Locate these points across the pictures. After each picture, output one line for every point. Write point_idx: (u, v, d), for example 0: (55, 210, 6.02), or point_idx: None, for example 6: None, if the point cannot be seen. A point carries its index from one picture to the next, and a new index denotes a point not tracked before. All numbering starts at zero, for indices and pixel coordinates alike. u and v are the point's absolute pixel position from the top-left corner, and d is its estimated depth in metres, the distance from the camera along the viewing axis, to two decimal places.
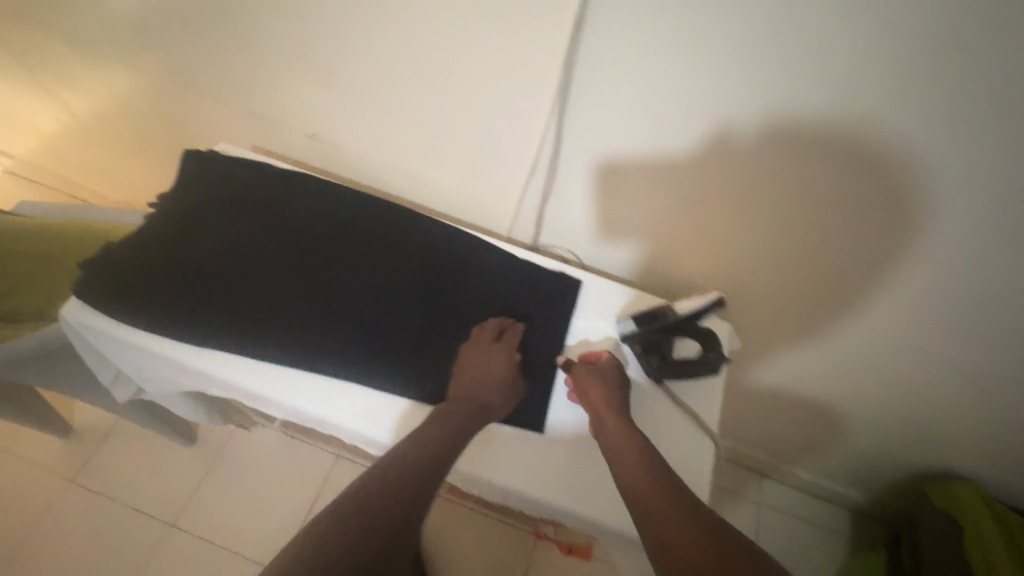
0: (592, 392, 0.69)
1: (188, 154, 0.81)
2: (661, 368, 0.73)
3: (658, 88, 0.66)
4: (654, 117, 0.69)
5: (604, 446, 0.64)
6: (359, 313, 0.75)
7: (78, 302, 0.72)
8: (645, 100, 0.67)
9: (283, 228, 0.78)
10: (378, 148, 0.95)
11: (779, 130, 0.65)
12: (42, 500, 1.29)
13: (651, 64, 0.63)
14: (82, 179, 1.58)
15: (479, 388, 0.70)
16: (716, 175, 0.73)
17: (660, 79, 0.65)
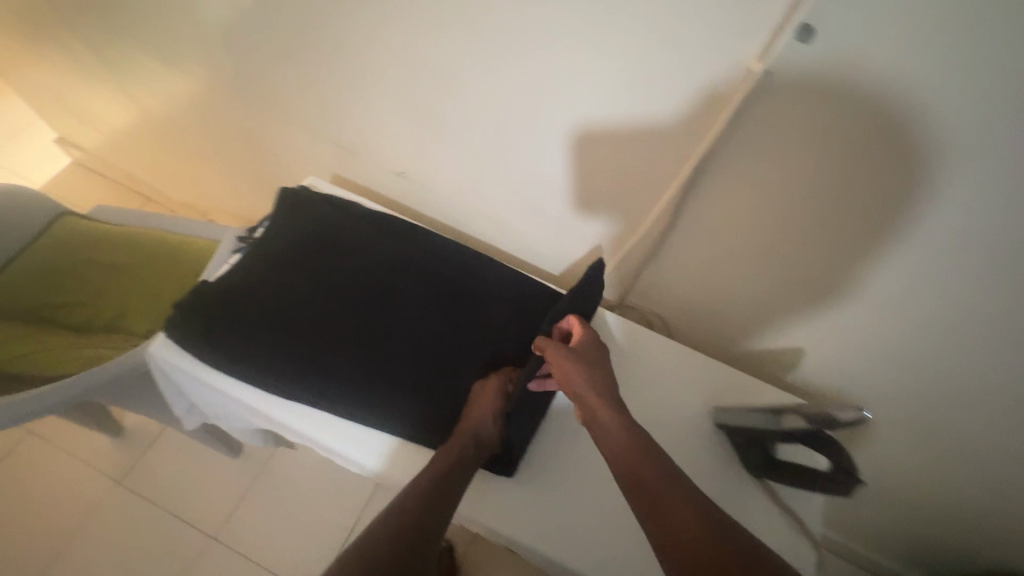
0: (564, 371, 0.61)
1: (283, 192, 0.80)
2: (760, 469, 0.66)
3: (806, 188, 0.58)
4: (792, 210, 0.61)
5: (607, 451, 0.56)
6: (445, 377, 0.70)
7: (165, 339, 0.71)
8: (783, 198, 0.60)
9: (376, 278, 0.76)
10: (465, 192, 0.92)
11: (967, 249, 0.52)
12: (87, 499, 1.29)
13: (805, 158, 0.55)
14: (150, 179, 1.60)
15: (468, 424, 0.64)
16: (856, 282, 0.63)
17: (807, 176, 0.57)
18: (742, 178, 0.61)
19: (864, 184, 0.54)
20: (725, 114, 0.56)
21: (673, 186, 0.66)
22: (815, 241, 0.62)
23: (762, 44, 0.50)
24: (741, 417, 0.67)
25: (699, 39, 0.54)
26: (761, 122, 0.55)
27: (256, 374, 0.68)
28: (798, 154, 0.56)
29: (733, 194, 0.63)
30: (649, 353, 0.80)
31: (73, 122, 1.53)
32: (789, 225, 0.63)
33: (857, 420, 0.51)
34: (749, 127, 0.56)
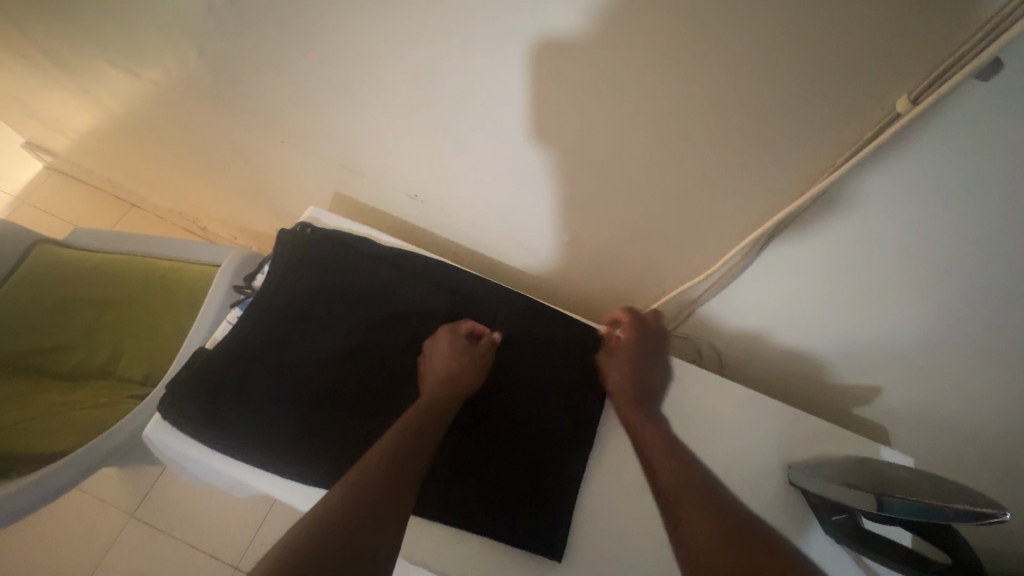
0: (614, 367, 0.65)
1: (286, 233, 0.69)
2: (844, 538, 0.59)
3: (933, 227, 0.49)
4: (909, 258, 0.53)
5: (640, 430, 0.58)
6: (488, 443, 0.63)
7: (158, 422, 0.61)
8: (891, 250, 0.53)
9: (403, 330, 0.67)
10: (490, 218, 0.80)
11: None
12: (101, 534, 1.24)
13: (937, 211, 0.48)
14: (131, 186, 1.47)
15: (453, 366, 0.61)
16: (978, 322, 0.55)
17: (944, 214, 0.47)
18: (860, 210, 0.51)
19: (1005, 248, 0.47)
20: (844, 156, 0.47)
21: (759, 227, 0.58)
22: (937, 291, 0.55)
23: (918, 82, 0.40)
24: (825, 486, 0.58)
25: (837, 58, 0.41)
26: (895, 167, 0.46)
27: (273, 458, 0.59)
28: (929, 207, 0.47)
29: (830, 235, 0.55)
30: (712, 400, 0.70)
31: (38, 127, 1.38)
32: (900, 272, 0.55)
33: (994, 514, 0.45)
34: (872, 174, 0.48)
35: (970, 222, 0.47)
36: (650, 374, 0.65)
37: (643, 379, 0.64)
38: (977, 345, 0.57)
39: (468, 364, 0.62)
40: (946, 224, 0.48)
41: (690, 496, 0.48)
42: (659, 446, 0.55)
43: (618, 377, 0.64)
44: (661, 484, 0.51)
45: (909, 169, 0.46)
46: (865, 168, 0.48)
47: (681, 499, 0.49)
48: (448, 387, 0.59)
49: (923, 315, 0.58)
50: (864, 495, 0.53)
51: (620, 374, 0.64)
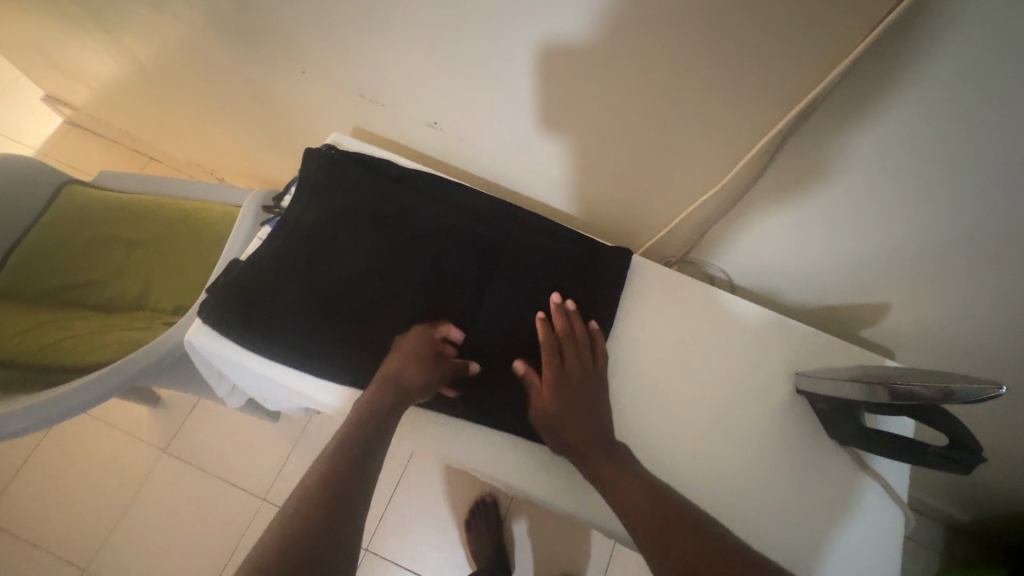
0: (557, 411, 0.61)
1: (311, 153, 0.71)
2: (853, 440, 0.62)
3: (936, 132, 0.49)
4: (919, 167, 0.53)
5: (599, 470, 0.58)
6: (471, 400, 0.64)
7: (199, 329, 0.65)
8: (898, 161, 0.53)
9: (422, 246, 0.69)
10: (504, 146, 0.81)
11: None
12: (138, 469, 1.31)
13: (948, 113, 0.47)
14: (150, 137, 1.50)
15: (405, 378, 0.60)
16: (982, 230, 0.56)
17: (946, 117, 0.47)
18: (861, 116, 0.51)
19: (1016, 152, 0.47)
20: (853, 52, 0.47)
21: (761, 141, 0.58)
22: (944, 203, 0.55)
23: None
24: (833, 388, 0.61)
25: None
26: (904, 65, 0.46)
27: (305, 361, 0.63)
28: (936, 111, 0.47)
29: (836, 150, 0.55)
30: (721, 317, 0.73)
31: (57, 77, 1.40)
32: (907, 184, 0.55)
33: (990, 391, 0.47)
34: (883, 71, 0.47)
35: (979, 123, 0.46)
36: (586, 401, 0.62)
37: (583, 408, 0.61)
38: (984, 256, 0.58)
39: (423, 373, 0.61)
40: (958, 129, 0.48)
41: (670, 523, 0.52)
42: (627, 477, 0.56)
43: (564, 421, 0.60)
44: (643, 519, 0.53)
45: (921, 66, 0.45)
46: (878, 65, 0.47)
47: (661, 528, 0.52)
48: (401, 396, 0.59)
49: (930, 228, 0.59)
50: (869, 388, 0.56)
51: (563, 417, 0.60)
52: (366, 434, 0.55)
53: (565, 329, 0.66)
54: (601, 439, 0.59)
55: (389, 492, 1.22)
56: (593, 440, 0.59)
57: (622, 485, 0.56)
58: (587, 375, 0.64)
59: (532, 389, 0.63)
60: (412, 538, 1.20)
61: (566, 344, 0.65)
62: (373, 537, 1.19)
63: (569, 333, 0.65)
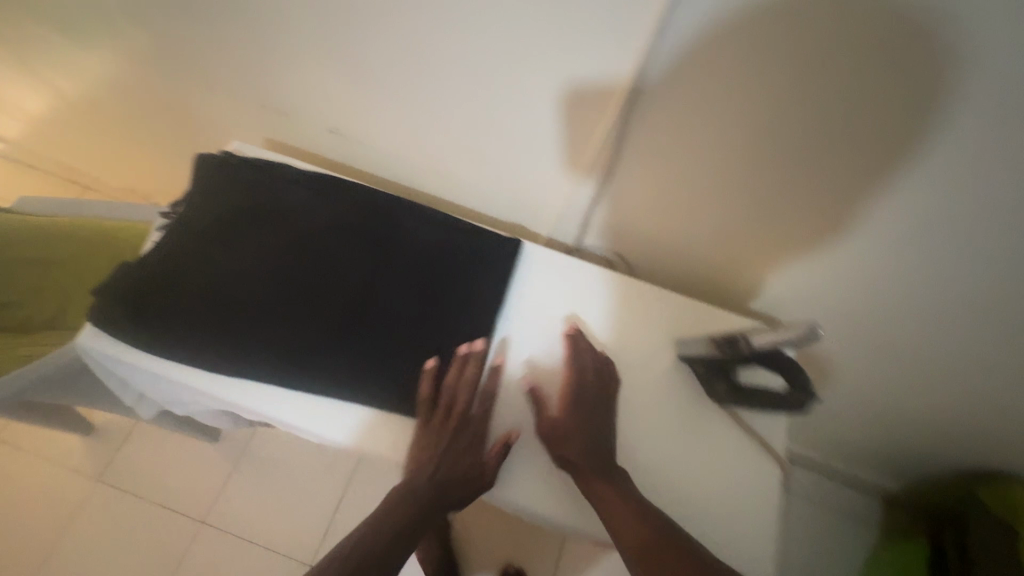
0: (563, 426, 0.62)
1: (201, 157, 0.74)
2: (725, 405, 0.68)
3: (738, 85, 0.57)
4: (735, 116, 0.60)
5: (605, 499, 0.58)
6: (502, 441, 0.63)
7: (91, 330, 0.66)
8: (723, 108, 0.59)
9: (311, 239, 0.71)
10: (403, 145, 0.86)
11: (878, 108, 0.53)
12: (70, 501, 1.28)
13: (740, 60, 0.54)
14: (83, 169, 1.50)
15: (440, 442, 0.61)
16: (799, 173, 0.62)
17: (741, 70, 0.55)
18: (680, 80, 0.59)
19: (794, 90, 0.55)
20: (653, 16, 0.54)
21: (611, 110, 0.65)
22: (771, 147, 0.61)
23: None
24: (702, 347, 0.67)
25: None
26: (695, 28, 0.53)
27: (191, 354, 0.64)
28: (735, 51, 0.54)
29: (672, 103, 0.61)
30: (606, 294, 0.76)
31: None
32: (735, 135, 0.61)
33: (807, 333, 0.54)
34: (681, 38, 0.55)
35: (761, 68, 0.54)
36: (600, 431, 0.63)
37: (594, 436, 0.62)
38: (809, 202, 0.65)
39: (452, 433, 0.62)
40: (752, 74, 0.55)
41: (662, 553, 0.54)
42: (631, 505, 0.57)
43: (571, 438, 0.61)
44: (637, 544, 0.55)
45: (706, 29, 0.53)
46: (678, 26, 0.54)
47: (654, 558, 0.53)
48: (433, 465, 0.60)
49: (762, 180, 0.65)
50: (729, 342, 0.64)
51: (573, 436, 0.62)
52: (393, 511, 0.57)
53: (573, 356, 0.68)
54: (607, 463, 0.60)
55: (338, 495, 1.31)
56: (598, 464, 0.60)
57: (619, 514, 0.56)
58: (598, 407, 0.64)
59: (541, 407, 0.65)
60: None
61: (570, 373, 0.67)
62: (316, 554, 1.25)
63: (583, 366, 0.67)
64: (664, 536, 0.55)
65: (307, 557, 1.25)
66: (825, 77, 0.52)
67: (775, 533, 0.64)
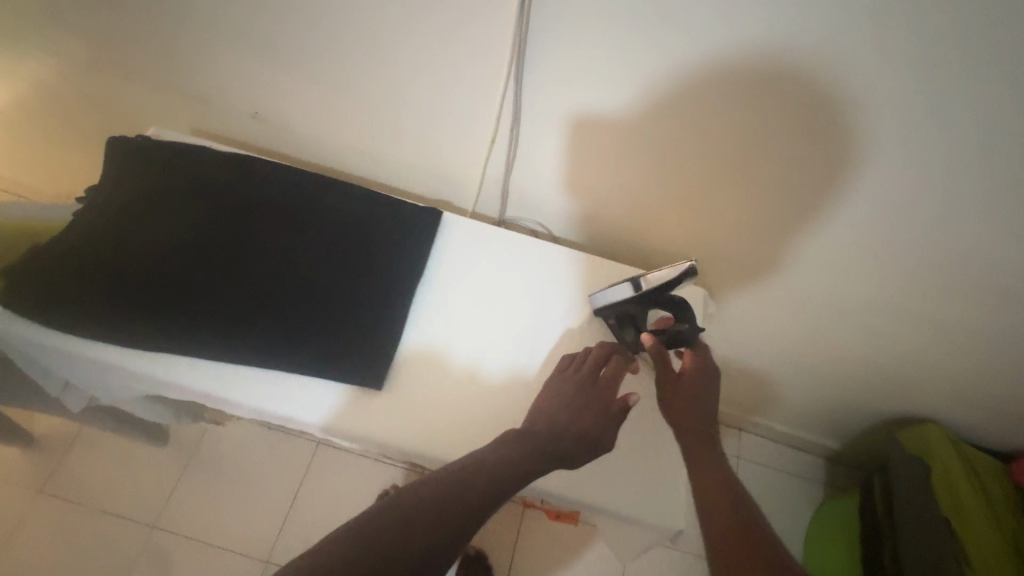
0: (679, 403, 0.63)
1: (117, 142, 0.75)
2: (661, 357, 0.66)
3: (614, 43, 0.62)
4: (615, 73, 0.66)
5: (704, 480, 0.57)
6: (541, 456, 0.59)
7: (4, 315, 0.65)
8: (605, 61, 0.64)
9: (229, 215, 0.73)
10: (325, 127, 0.87)
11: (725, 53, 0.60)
12: (10, 516, 1.24)
13: (608, 19, 0.60)
14: (6, 175, 1.44)
15: (555, 432, 0.60)
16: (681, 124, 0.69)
17: (614, 29, 0.61)
18: (565, 42, 0.64)
19: (657, 45, 0.61)
20: None
21: (508, 76, 0.69)
22: (652, 93, 0.66)
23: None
24: (608, 297, 0.71)
25: None
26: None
27: (107, 331, 0.65)
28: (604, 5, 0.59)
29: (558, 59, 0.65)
30: (526, 256, 0.80)
31: None
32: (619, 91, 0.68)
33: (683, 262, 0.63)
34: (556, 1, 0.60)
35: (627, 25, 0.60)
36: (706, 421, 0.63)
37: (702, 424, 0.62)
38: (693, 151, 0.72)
39: (561, 427, 0.61)
40: (620, 32, 0.61)
41: (751, 539, 0.52)
42: (723, 493, 0.56)
43: (686, 413, 0.62)
44: (723, 524, 0.53)
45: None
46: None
47: (739, 541, 0.52)
48: (523, 448, 0.58)
49: (652, 133, 0.71)
50: (626, 288, 0.69)
51: (684, 411, 0.63)
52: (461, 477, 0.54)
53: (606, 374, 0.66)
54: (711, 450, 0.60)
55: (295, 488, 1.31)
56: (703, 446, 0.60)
57: (713, 497, 0.56)
58: (707, 399, 0.65)
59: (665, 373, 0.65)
60: None
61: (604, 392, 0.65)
62: (273, 549, 1.25)
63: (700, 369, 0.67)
64: (750, 526, 0.53)
65: (264, 553, 1.24)
66: (685, 21, 0.58)
67: (687, 466, 0.68)
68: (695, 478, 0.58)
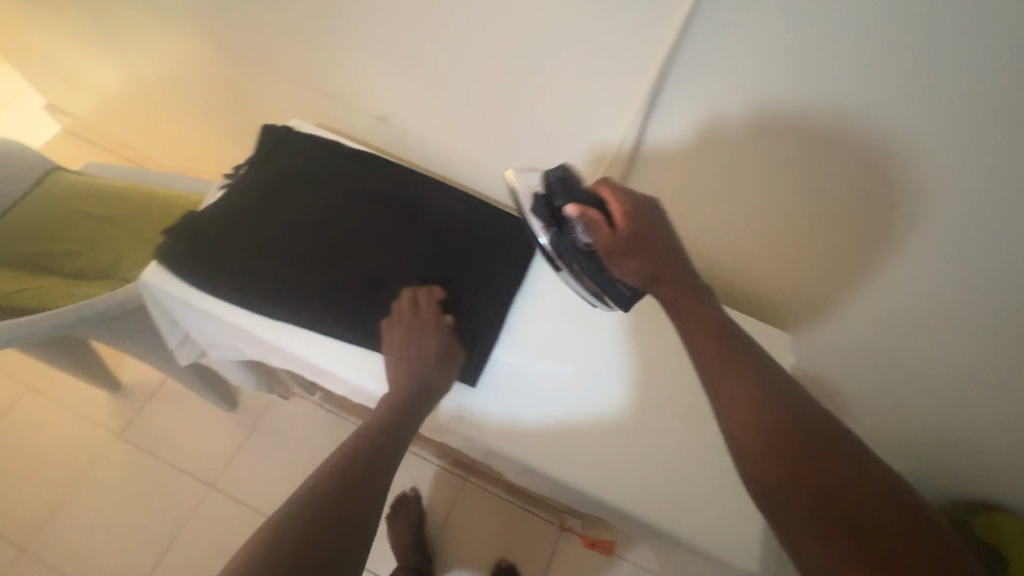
0: (630, 260, 0.58)
1: (268, 128, 0.82)
2: (592, 220, 0.57)
3: (745, 109, 0.62)
4: (738, 138, 0.65)
5: (686, 324, 0.58)
6: (415, 409, 0.65)
7: (156, 269, 0.73)
8: (731, 122, 0.64)
9: (357, 206, 0.79)
10: (443, 135, 0.94)
11: (861, 144, 0.58)
12: (90, 451, 1.34)
13: (743, 85, 0.60)
14: (138, 143, 1.60)
15: (401, 374, 0.68)
16: (794, 194, 0.67)
17: (750, 95, 0.61)
18: (696, 96, 0.64)
19: (793, 119, 0.60)
20: (672, 43, 0.60)
21: (630, 121, 0.71)
22: (771, 160, 0.65)
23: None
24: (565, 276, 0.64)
25: None
26: (708, 54, 0.59)
27: (243, 295, 0.71)
28: (744, 73, 0.59)
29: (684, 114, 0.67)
30: None
31: (63, 88, 1.54)
32: (734, 153, 0.67)
33: (507, 180, 0.65)
34: (695, 62, 0.61)
35: (763, 95, 0.60)
36: (664, 249, 0.59)
37: (659, 259, 0.59)
38: (799, 224, 0.70)
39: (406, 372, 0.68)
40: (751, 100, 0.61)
41: (740, 369, 0.55)
42: (701, 324, 0.58)
43: (645, 261, 0.58)
44: (714, 366, 0.56)
45: (717, 60, 0.59)
46: (692, 50, 0.60)
47: (734, 373, 0.55)
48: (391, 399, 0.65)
49: (756, 195, 0.70)
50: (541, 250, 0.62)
51: (640, 258, 0.58)
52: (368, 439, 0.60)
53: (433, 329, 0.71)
54: (680, 278, 0.59)
55: None
56: (675, 281, 0.59)
57: (694, 333, 0.58)
58: (657, 230, 0.59)
59: (608, 239, 0.58)
60: None
61: (444, 346, 0.70)
62: None
63: (630, 206, 0.59)
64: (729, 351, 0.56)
65: None
66: (827, 103, 0.57)
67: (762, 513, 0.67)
68: (678, 316, 0.59)
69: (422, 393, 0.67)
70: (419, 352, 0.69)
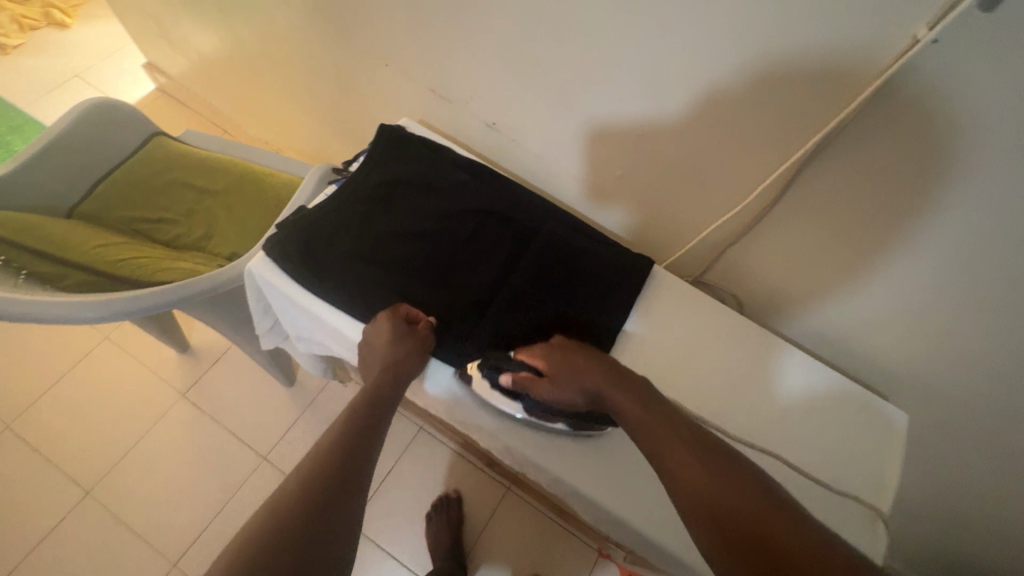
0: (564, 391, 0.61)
1: (384, 128, 0.82)
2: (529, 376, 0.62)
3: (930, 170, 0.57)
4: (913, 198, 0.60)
5: (634, 427, 0.56)
6: (385, 405, 0.63)
7: (262, 259, 0.73)
8: (906, 178, 0.59)
9: (464, 218, 0.77)
10: (552, 150, 0.91)
11: None
12: (155, 407, 1.39)
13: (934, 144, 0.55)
14: (228, 111, 1.63)
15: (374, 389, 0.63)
16: (962, 266, 0.61)
17: (941, 157, 0.55)
18: (870, 149, 0.59)
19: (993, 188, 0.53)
20: (865, 91, 0.55)
21: (783, 165, 0.67)
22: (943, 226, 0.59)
23: (934, 14, 0.48)
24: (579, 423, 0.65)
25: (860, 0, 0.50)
26: (902, 107, 0.54)
27: (345, 299, 0.70)
28: (942, 131, 0.54)
29: (852, 179, 0.63)
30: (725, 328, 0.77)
31: (166, 50, 1.58)
32: (901, 212, 0.62)
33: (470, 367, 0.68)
34: (884, 114, 0.56)
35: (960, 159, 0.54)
36: (592, 360, 0.61)
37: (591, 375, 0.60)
38: (959, 296, 0.64)
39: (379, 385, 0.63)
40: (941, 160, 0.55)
41: (693, 457, 0.51)
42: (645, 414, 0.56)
43: (575, 379, 0.60)
44: (667, 459, 0.52)
45: (913, 115, 0.54)
46: (884, 101, 0.55)
47: (682, 461, 0.51)
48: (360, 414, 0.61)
49: (911, 259, 0.64)
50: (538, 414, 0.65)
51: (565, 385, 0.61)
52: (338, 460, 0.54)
53: (402, 328, 0.66)
54: (617, 373, 0.60)
55: (393, 460, 1.40)
56: (612, 380, 0.59)
57: (637, 425, 0.55)
58: (579, 351, 0.62)
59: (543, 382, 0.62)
60: (391, 524, 1.34)
61: (416, 340, 0.66)
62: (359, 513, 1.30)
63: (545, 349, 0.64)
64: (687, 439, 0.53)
65: None
66: None
67: None
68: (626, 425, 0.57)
69: (396, 387, 0.64)
70: (394, 352, 0.64)
